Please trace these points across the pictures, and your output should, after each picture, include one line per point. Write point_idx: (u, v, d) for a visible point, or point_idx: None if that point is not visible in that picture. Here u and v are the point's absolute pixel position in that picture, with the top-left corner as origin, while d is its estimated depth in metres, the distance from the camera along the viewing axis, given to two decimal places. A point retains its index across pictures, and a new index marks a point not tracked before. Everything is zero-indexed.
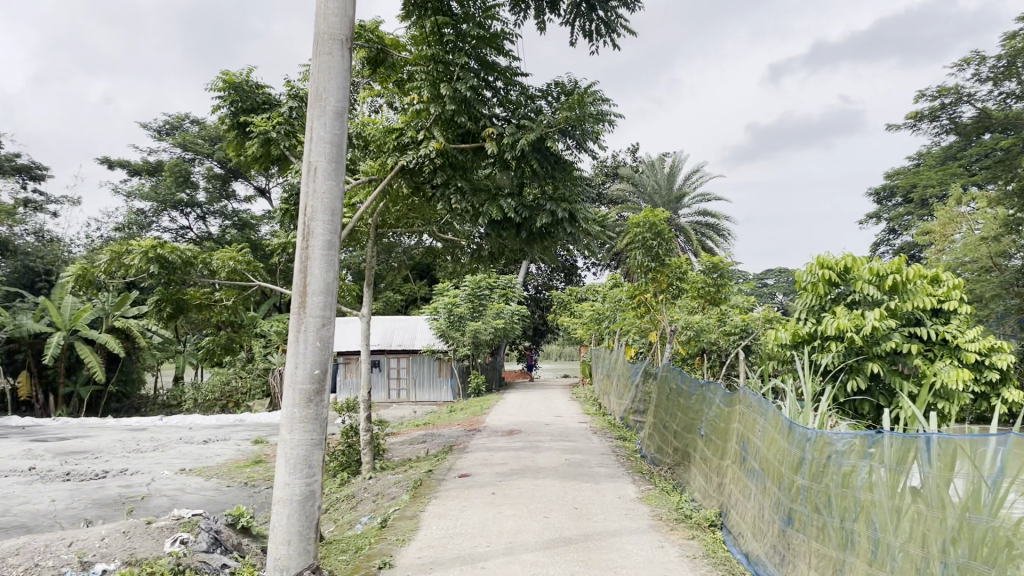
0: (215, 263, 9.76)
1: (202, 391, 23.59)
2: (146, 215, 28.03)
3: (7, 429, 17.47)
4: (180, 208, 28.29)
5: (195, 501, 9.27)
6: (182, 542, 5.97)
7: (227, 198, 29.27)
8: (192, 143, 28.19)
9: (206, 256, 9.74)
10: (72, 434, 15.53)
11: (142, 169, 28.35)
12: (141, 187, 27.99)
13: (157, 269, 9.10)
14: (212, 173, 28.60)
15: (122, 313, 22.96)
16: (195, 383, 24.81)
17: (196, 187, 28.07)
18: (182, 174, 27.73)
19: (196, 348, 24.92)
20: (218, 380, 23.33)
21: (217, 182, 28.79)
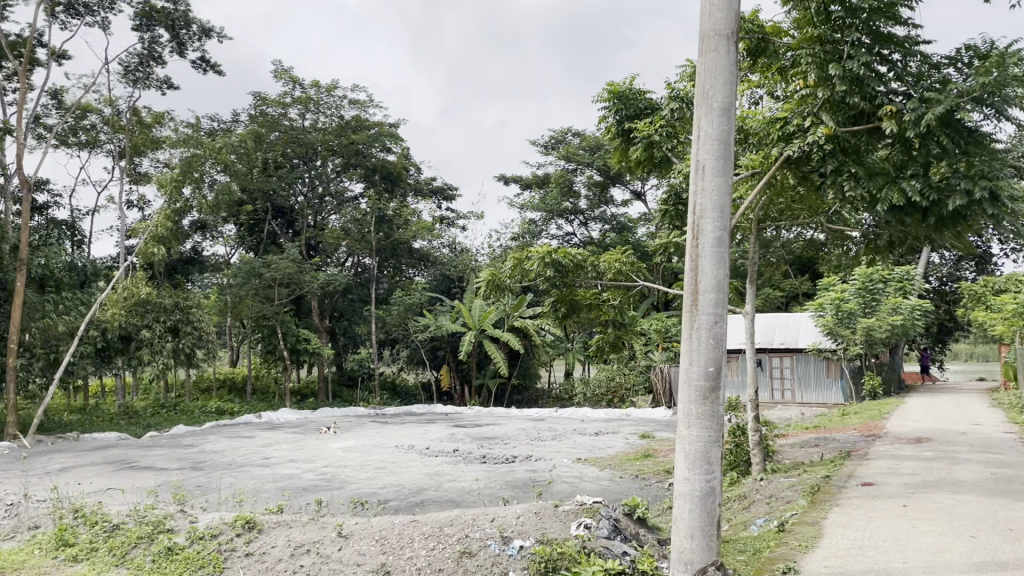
0: (602, 266, 10.03)
1: (590, 387, 24.72)
2: (538, 225, 30.16)
3: (433, 415, 20.33)
4: (566, 216, 30.11)
5: (593, 489, 9.70)
6: (587, 526, 6.48)
7: (605, 203, 30.08)
8: (575, 155, 29.63)
9: (594, 259, 10.06)
10: (484, 421, 17.52)
11: (532, 183, 30.85)
12: (531, 199, 30.04)
13: (553, 274, 9.81)
14: (593, 182, 29.79)
15: (520, 315, 24.65)
16: (585, 378, 26.04)
17: (578, 196, 29.68)
18: (566, 185, 29.62)
19: (584, 346, 26.27)
20: (605, 376, 24.29)
21: (597, 189, 29.87)
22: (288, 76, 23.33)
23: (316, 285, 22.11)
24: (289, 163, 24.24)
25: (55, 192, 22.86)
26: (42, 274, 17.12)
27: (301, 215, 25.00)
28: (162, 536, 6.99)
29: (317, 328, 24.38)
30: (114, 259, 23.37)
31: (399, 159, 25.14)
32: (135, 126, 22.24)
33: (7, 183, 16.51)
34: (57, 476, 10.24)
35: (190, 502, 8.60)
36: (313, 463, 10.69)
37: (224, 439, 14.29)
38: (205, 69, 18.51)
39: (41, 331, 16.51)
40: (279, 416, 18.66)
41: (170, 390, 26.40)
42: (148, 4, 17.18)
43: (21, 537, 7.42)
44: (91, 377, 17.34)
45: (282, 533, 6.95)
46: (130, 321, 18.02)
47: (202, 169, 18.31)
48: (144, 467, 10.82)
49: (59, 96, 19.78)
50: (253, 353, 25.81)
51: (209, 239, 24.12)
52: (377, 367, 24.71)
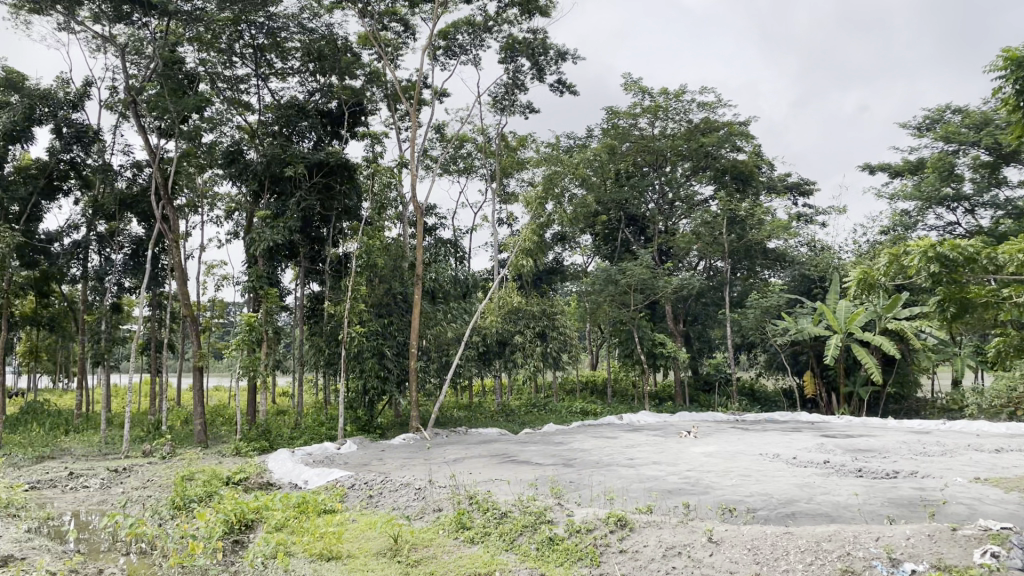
0: (1002, 257, 7.05)
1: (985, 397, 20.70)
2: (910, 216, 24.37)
3: (798, 424, 19.30)
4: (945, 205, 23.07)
5: (999, 513, 8.33)
6: (994, 555, 5.66)
7: (1005, 183, 22.54)
8: (954, 134, 22.77)
9: (995, 249, 7.06)
10: (856, 432, 16.16)
11: (902, 168, 25.43)
12: (902, 187, 24.41)
13: (937, 272, 7.11)
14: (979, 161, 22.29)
15: (895, 317, 21.15)
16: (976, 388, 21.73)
17: (960, 179, 22.36)
18: (946, 168, 22.73)
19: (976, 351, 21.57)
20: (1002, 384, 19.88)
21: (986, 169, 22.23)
22: (637, 87, 24.04)
23: (671, 290, 22.04)
24: (639, 172, 25.62)
25: (441, 215, 26.38)
26: (432, 287, 19.30)
27: (652, 223, 26.06)
28: (543, 525, 7.30)
29: (672, 331, 24.85)
30: (489, 273, 26.20)
31: (750, 156, 24.32)
32: (503, 150, 24.33)
33: (404, 211, 19.51)
34: (454, 465, 11.60)
35: (566, 496, 8.73)
36: (678, 467, 10.60)
37: (591, 438, 15.05)
38: (562, 91, 19.75)
39: (435, 338, 18.47)
40: (640, 418, 19.19)
41: (541, 391, 28.79)
42: (512, 36, 18.79)
43: (428, 518, 8.17)
44: (474, 378, 19.49)
45: (653, 532, 6.96)
46: (506, 327, 20.51)
47: (562, 183, 19.25)
48: (523, 461, 11.75)
49: (442, 130, 22.55)
50: (611, 357, 26.88)
51: (568, 249, 26.54)
52: (735, 371, 23.77)
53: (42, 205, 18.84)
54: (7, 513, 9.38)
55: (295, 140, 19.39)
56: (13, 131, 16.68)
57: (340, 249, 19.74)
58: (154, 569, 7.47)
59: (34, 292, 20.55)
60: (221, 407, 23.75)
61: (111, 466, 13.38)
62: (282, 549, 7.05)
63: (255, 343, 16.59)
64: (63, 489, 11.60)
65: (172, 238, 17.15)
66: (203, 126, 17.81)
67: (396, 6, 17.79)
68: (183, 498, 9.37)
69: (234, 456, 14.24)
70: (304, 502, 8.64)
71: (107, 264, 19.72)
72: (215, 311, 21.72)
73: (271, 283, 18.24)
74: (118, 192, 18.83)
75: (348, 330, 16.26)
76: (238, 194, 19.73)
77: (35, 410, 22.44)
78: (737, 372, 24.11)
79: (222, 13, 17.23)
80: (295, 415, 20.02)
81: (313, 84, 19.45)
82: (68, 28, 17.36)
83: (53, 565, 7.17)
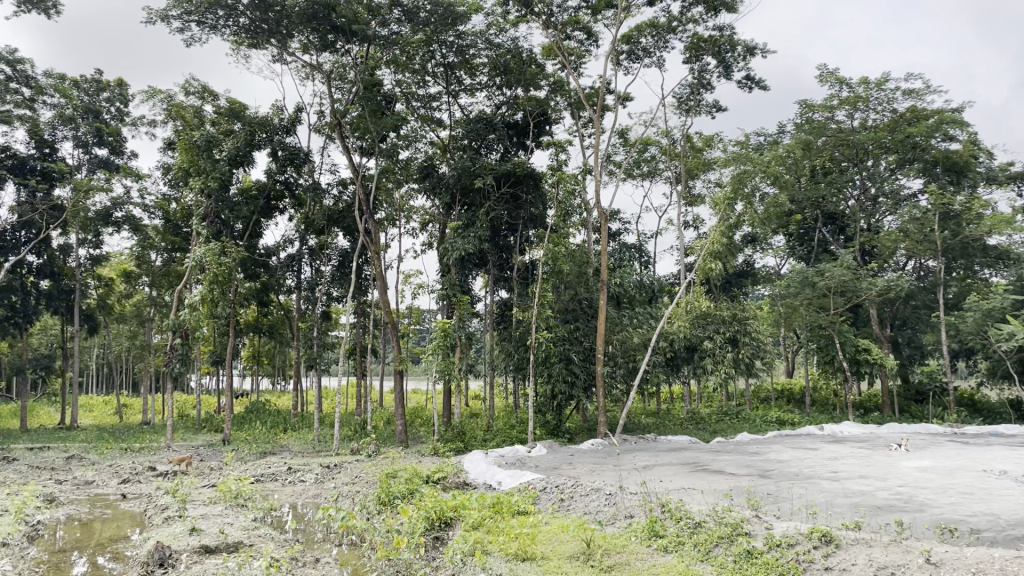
0: None
1: None
2: None
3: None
4: None
5: None
6: None
7: None
8: None
9: None
10: None
11: None
12: None
13: None
14: None
15: None
16: None
17: None
18: None
19: None
20: None
21: None
22: (833, 78, 22.78)
23: (875, 292, 20.60)
24: (837, 167, 24.23)
25: (625, 220, 26.39)
26: (618, 292, 19.66)
27: (852, 221, 24.74)
28: (740, 538, 6.67)
29: (877, 336, 23.18)
30: (675, 277, 25.78)
31: (965, 145, 22.15)
32: (689, 151, 23.80)
33: (589, 217, 19.74)
34: (643, 472, 11.51)
35: (764, 509, 7.97)
36: (888, 482, 9.82)
37: (789, 449, 14.36)
38: (751, 87, 19.09)
39: (621, 343, 18.76)
40: (842, 429, 18.11)
41: (733, 399, 27.87)
42: (697, 35, 18.43)
43: (620, 525, 7.94)
44: (662, 384, 19.25)
45: (863, 551, 6.21)
46: (696, 333, 19.93)
47: (752, 182, 18.55)
48: (716, 470, 11.42)
49: (625, 135, 22.50)
50: (809, 365, 25.53)
51: (760, 252, 25.68)
52: (952, 380, 21.71)
53: (262, 223, 20.74)
54: (237, 503, 10.37)
55: (483, 153, 20.08)
56: (237, 157, 18.53)
57: (527, 257, 20.25)
58: (364, 561, 7.93)
59: (256, 302, 22.68)
60: (418, 409, 25.02)
61: (324, 463, 14.47)
62: (480, 546, 7.11)
63: (449, 349, 17.40)
64: (284, 482, 12.69)
65: (373, 250, 18.34)
66: (399, 143, 19.07)
67: (578, 14, 17.96)
68: (387, 495, 9.94)
69: (433, 456, 14.95)
70: (499, 502, 8.74)
71: (317, 275, 21.44)
72: (413, 318, 23.02)
73: (463, 290, 19.10)
74: (326, 208, 20.44)
75: (537, 336, 16.68)
76: (432, 207, 20.85)
77: (259, 409, 24.76)
78: (954, 381, 22.03)
79: (415, 35, 18.24)
80: (487, 418, 20.69)
81: (500, 97, 20.17)
82: (282, 60, 19.08)
83: (277, 552, 7.81)
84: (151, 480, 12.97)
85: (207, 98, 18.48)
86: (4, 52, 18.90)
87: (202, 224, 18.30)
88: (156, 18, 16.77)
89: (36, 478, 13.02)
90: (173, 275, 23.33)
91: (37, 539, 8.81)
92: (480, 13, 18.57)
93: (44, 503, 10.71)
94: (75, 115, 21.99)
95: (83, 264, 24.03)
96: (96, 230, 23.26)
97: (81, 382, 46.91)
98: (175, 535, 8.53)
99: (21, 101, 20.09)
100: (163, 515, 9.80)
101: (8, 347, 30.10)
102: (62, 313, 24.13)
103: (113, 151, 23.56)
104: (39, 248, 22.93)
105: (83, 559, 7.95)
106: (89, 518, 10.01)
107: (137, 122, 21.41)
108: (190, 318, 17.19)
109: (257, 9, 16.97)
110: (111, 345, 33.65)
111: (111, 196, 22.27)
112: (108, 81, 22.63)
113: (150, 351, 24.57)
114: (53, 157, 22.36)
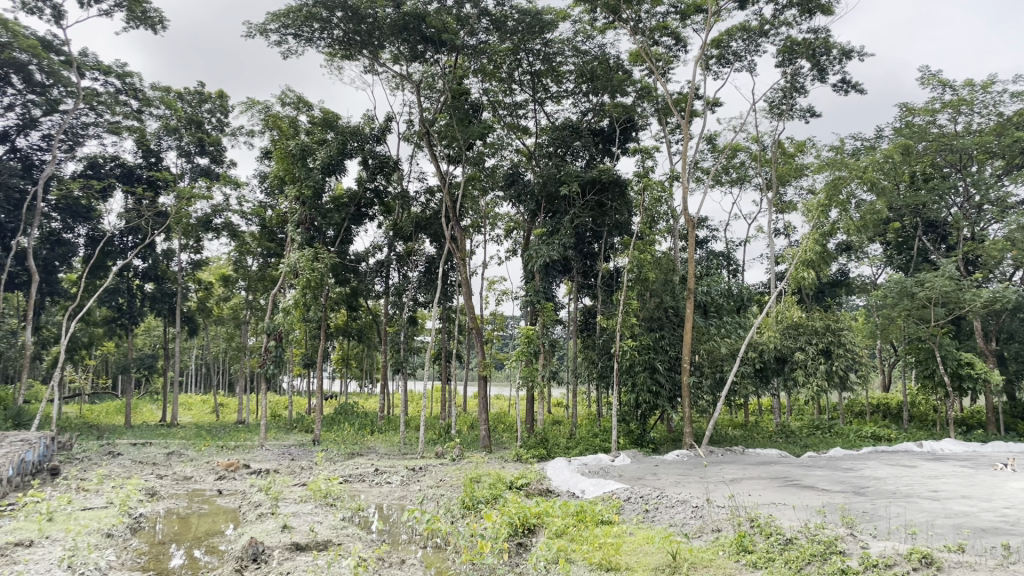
0: None
1: None
2: None
3: None
4: None
5: None
6: None
7: None
8: None
9: None
10: None
11: None
12: None
13: None
14: None
15: None
16: None
17: None
18: None
19: None
20: None
21: None
22: (936, 80, 21.88)
23: (980, 304, 19.66)
24: (939, 173, 23.30)
25: (713, 228, 26.02)
26: (704, 302, 19.42)
27: (955, 229, 23.76)
28: (834, 557, 6.26)
29: (981, 350, 22.11)
30: (765, 285, 25.24)
31: None
32: (780, 157, 23.28)
33: (676, 224, 19.56)
34: (732, 486, 11.27)
35: (859, 527, 7.61)
36: (993, 503, 9.33)
37: (887, 466, 13.85)
38: (846, 90, 18.54)
39: (708, 353, 18.67)
40: (943, 447, 17.32)
41: (826, 413, 27.01)
42: (791, 38, 18.02)
43: (708, 538, 7.67)
44: (751, 396, 18.90)
45: (966, 574, 5.82)
46: (786, 343, 19.55)
47: (848, 189, 17.99)
48: (808, 486, 11.08)
49: (714, 141, 22.17)
50: (907, 378, 24.49)
51: (855, 261, 24.88)
52: None
53: (352, 229, 21.21)
54: (327, 503, 10.64)
55: (569, 160, 20.13)
56: (329, 166, 19.08)
57: (612, 264, 20.18)
58: (448, 565, 7.97)
59: (346, 307, 23.31)
60: (501, 415, 25.18)
61: (410, 465, 14.73)
62: (564, 554, 7.01)
63: (532, 356, 17.49)
64: (372, 483, 12.97)
65: (459, 256, 18.61)
66: (486, 151, 19.34)
67: (667, 19, 17.80)
68: (472, 499, 10.05)
69: (516, 463, 15.04)
70: (583, 511, 8.60)
71: (404, 280, 21.88)
72: (497, 324, 23.23)
73: (548, 297, 19.21)
74: (414, 215, 20.87)
75: (622, 344, 16.63)
76: (518, 214, 21.01)
77: (347, 410, 25.41)
78: None
79: (503, 43, 18.46)
80: (570, 425, 20.65)
81: (587, 104, 20.19)
82: (374, 70, 19.60)
83: (365, 552, 7.97)
84: (245, 477, 13.46)
85: (302, 108, 19.12)
86: (115, 67, 19.99)
87: (296, 231, 18.91)
88: (255, 32, 17.45)
89: (139, 472, 13.68)
90: (268, 279, 24.18)
91: (140, 531, 9.23)
92: (567, 21, 18.62)
93: (147, 496, 11.22)
94: (179, 126, 23.07)
95: (183, 268, 25.18)
96: (196, 236, 24.37)
97: (181, 380, 49.13)
98: (268, 532, 8.80)
99: (129, 113, 21.19)
100: (256, 512, 10.12)
101: (114, 347, 31.77)
102: (164, 314, 25.31)
103: (214, 160, 24.64)
104: (144, 253, 24.14)
105: (180, 552, 8.29)
106: (187, 512, 10.44)
107: (235, 132, 22.32)
108: (284, 322, 17.77)
109: (350, 21, 17.48)
110: (208, 346, 35.10)
111: (211, 203, 23.26)
112: (209, 93, 23.68)
113: (246, 352, 25.52)
114: (158, 166, 23.53)
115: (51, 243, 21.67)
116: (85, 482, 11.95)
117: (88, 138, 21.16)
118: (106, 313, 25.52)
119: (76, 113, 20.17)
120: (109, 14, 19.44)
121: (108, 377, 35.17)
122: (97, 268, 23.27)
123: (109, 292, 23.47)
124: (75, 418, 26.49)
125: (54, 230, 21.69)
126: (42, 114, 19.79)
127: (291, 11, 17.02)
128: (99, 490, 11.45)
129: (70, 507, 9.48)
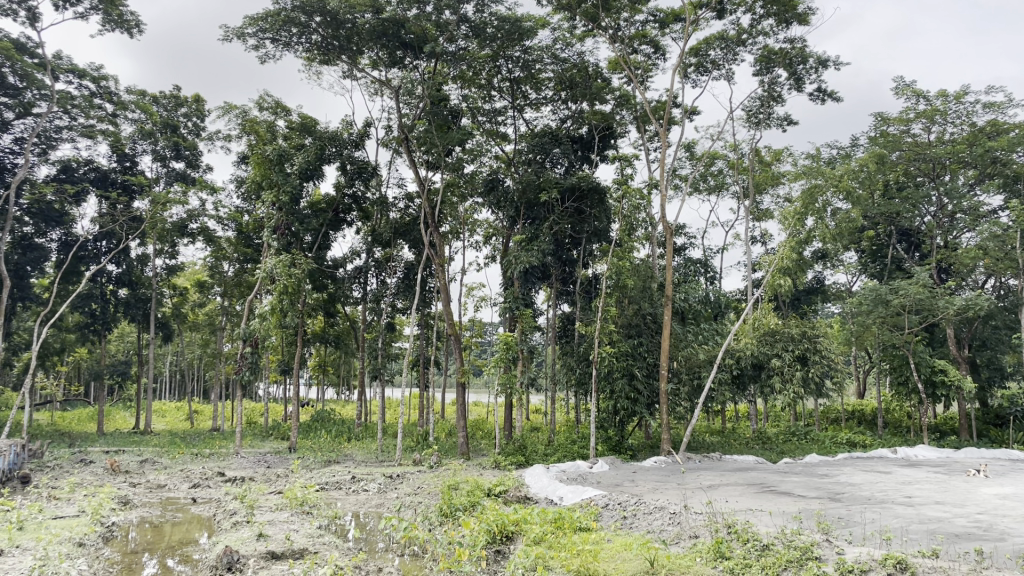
0: None
1: None
2: None
3: None
4: None
5: None
6: None
7: None
8: None
9: None
10: None
11: None
12: None
13: None
14: None
15: None
16: None
17: None
18: None
19: None
20: None
21: None
22: (911, 90, 22.17)
23: (953, 311, 19.92)
24: (913, 181, 23.65)
25: (690, 235, 26.20)
26: (682, 308, 19.51)
27: (928, 237, 24.09)
28: (810, 562, 6.26)
29: (953, 357, 22.41)
30: (742, 293, 25.44)
31: None
32: (757, 165, 23.51)
33: (654, 231, 19.69)
34: (709, 492, 11.31)
35: (835, 533, 7.65)
36: (967, 509, 9.42)
37: (862, 471, 13.96)
38: (822, 99, 18.73)
39: (685, 360, 18.83)
40: (917, 453, 17.53)
41: (802, 419, 27.34)
42: (767, 47, 18.21)
43: (685, 545, 7.67)
44: (728, 402, 19.05)
45: None
46: (762, 350, 19.72)
47: (823, 197, 18.16)
48: (784, 492, 11.15)
49: (692, 148, 22.34)
50: (882, 385, 24.72)
51: (830, 268, 25.17)
52: None
53: (330, 235, 21.09)
54: (303, 510, 10.61)
55: (548, 167, 20.18)
56: (308, 171, 18.95)
57: (590, 271, 20.28)
58: (424, 571, 7.87)
59: (325, 312, 23.18)
60: (481, 421, 25.17)
61: (387, 472, 14.62)
62: (542, 562, 6.84)
63: (511, 362, 17.52)
64: (349, 491, 12.89)
65: (437, 262, 18.51)
66: (465, 157, 19.32)
67: (646, 27, 17.92)
68: (449, 506, 9.98)
69: (494, 470, 14.99)
70: (562, 518, 8.54)
71: (382, 287, 21.83)
72: (476, 330, 23.22)
73: (526, 303, 19.25)
74: (392, 221, 20.85)
75: (600, 350, 16.71)
76: (497, 220, 21.02)
77: (324, 417, 25.17)
78: None
79: (482, 50, 18.48)
80: (549, 432, 20.61)
81: (566, 111, 20.30)
82: (353, 75, 19.54)
83: (341, 560, 7.84)
84: (220, 485, 13.31)
85: (280, 113, 19.02)
86: (90, 70, 19.77)
87: (274, 237, 18.83)
88: (232, 35, 17.36)
89: (112, 480, 13.49)
90: (244, 284, 23.95)
91: (112, 540, 9.09)
92: (547, 28, 18.69)
93: (120, 505, 11.06)
94: (155, 130, 22.84)
95: (158, 273, 24.93)
96: (172, 241, 24.13)
97: (154, 387, 48.61)
98: (243, 541, 8.70)
99: (104, 116, 20.96)
100: (232, 520, 10.01)
101: (87, 353, 31.35)
102: (138, 321, 25.05)
103: (190, 164, 24.46)
104: (118, 258, 23.87)
105: (154, 561, 8.17)
106: (160, 521, 10.30)
107: (212, 137, 22.15)
108: (260, 327, 17.60)
109: (328, 26, 17.45)
110: (184, 353, 34.77)
111: (187, 208, 23.04)
112: (185, 97, 23.52)
113: (221, 358, 25.19)
114: (133, 171, 23.36)
115: (24, 248, 21.40)
116: (56, 490, 11.77)
117: (62, 142, 20.91)
118: (78, 319, 25.16)
119: (49, 116, 19.90)
120: (85, 17, 19.24)
121: (81, 384, 34.80)
122: (70, 272, 22.98)
123: (83, 298, 23.18)
124: (48, 426, 25.98)
125: (27, 235, 21.43)
126: (14, 117, 19.46)
127: (269, 14, 16.92)
128: (70, 498, 11.27)
129: (42, 516, 9.34)
